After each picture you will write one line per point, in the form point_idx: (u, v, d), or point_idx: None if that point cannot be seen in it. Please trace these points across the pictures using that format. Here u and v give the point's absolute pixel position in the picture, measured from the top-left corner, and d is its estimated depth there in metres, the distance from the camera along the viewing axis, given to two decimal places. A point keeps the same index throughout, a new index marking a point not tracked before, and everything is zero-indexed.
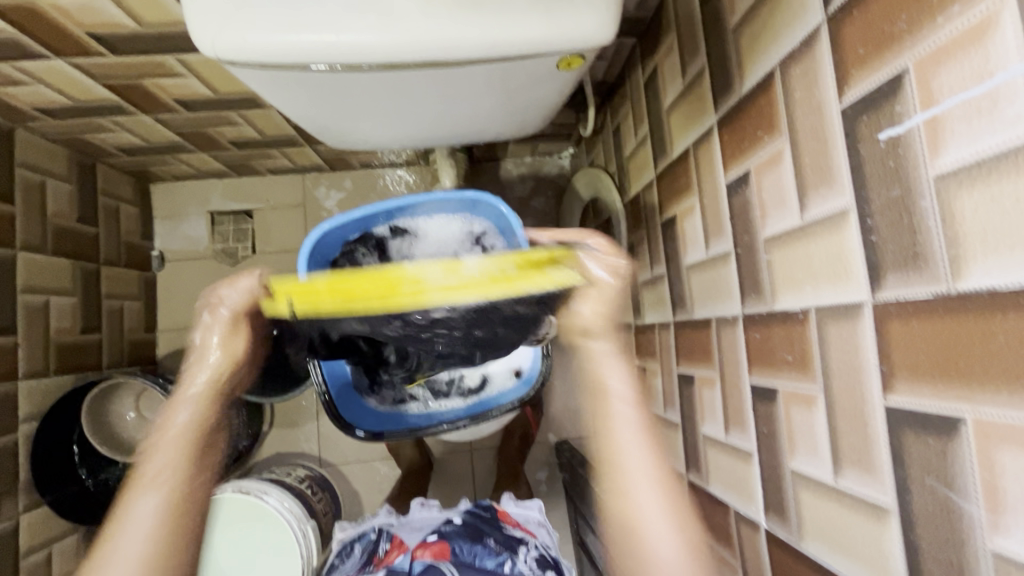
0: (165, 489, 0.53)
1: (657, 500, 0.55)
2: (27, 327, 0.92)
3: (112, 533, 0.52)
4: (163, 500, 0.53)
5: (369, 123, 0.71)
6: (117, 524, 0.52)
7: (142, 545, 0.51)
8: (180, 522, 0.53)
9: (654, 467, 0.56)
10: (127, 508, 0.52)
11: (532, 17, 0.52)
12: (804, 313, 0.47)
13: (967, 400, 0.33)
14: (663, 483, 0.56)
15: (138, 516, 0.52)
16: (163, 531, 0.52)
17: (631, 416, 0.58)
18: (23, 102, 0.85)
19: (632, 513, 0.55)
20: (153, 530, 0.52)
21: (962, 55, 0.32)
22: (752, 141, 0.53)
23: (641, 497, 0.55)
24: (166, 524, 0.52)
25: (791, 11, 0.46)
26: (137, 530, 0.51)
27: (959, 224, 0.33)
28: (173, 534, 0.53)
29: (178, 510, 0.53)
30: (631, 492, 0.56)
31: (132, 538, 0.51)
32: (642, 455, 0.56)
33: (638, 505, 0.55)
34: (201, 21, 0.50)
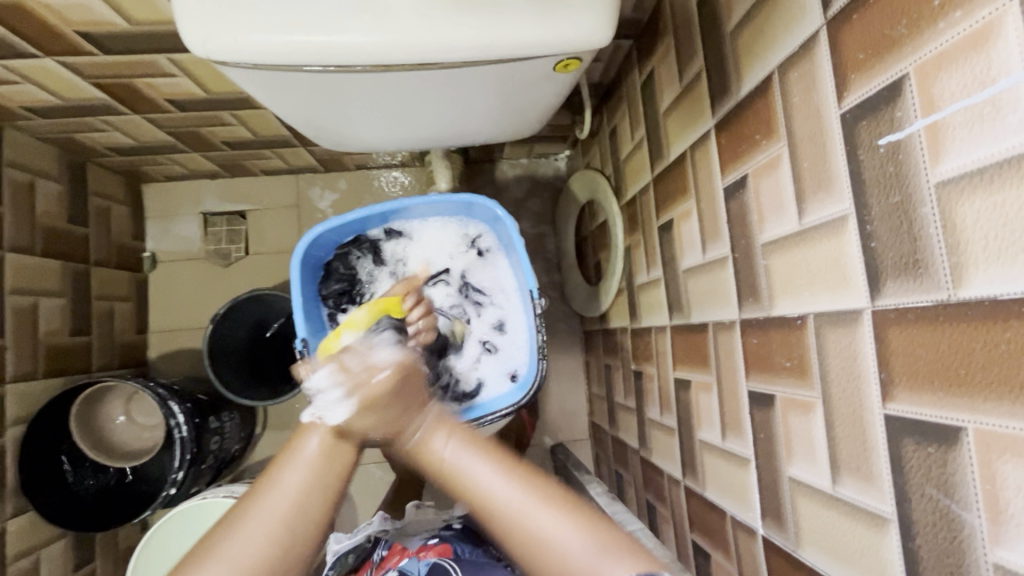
0: (332, 445, 0.50)
1: (550, 517, 0.46)
2: (15, 330, 0.91)
3: (270, 476, 0.48)
4: (327, 452, 0.49)
5: (364, 125, 0.70)
6: (282, 465, 0.48)
7: (293, 500, 0.47)
8: (333, 487, 0.49)
9: (505, 471, 0.49)
10: (295, 452, 0.49)
11: (528, 19, 0.52)
12: (803, 319, 0.46)
13: (969, 409, 0.32)
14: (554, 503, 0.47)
15: (303, 458, 0.48)
16: (320, 490, 0.48)
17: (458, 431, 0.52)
18: (11, 101, 0.84)
19: (507, 520, 0.47)
20: (308, 484, 0.47)
21: (963, 61, 0.31)
22: (749, 145, 0.52)
23: (515, 509, 0.47)
24: (322, 482, 0.48)
25: (789, 15, 0.46)
26: (299, 476, 0.47)
27: (961, 231, 0.32)
28: (322, 498, 0.48)
29: (338, 471, 0.49)
30: (497, 501, 0.48)
31: (290, 483, 0.47)
32: (496, 477, 0.49)
33: (528, 520, 0.46)
34: (192, 20, 0.49)
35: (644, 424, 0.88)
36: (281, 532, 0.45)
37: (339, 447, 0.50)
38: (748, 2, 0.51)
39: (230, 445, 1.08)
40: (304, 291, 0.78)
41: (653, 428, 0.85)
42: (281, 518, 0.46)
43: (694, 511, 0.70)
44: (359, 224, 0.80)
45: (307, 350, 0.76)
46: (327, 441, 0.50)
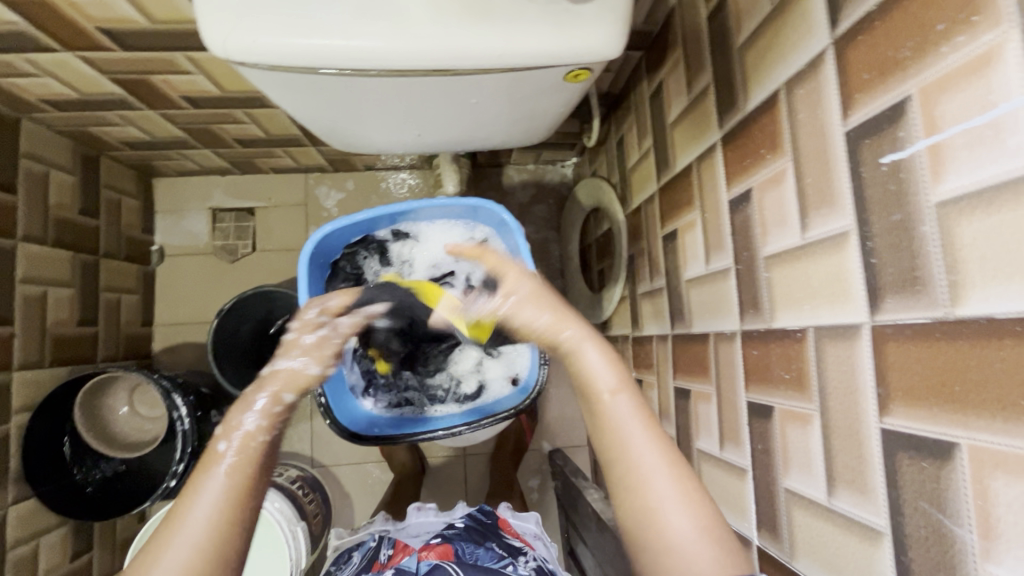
0: (240, 478, 0.45)
1: (689, 521, 0.44)
2: (24, 318, 0.92)
3: (180, 507, 0.44)
4: (233, 485, 0.45)
5: (375, 127, 0.71)
6: (194, 486, 0.45)
7: (204, 534, 0.42)
8: (243, 522, 0.44)
9: (666, 454, 0.47)
10: (198, 487, 0.45)
11: (542, 28, 0.53)
12: (803, 333, 0.47)
13: (963, 426, 0.33)
14: (693, 500, 0.45)
15: (210, 491, 0.44)
16: (230, 521, 0.43)
17: (622, 400, 0.50)
18: (30, 94, 0.85)
19: (649, 501, 0.45)
20: (218, 519, 0.43)
21: (965, 84, 0.32)
22: (755, 158, 0.53)
23: (658, 491, 0.45)
24: (232, 517, 0.44)
25: (797, 33, 0.47)
26: (208, 503, 0.43)
27: (959, 251, 0.33)
28: (233, 534, 0.43)
29: (248, 503, 0.45)
30: (647, 484, 0.46)
31: (201, 511, 0.43)
32: (650, 443, 0.48)
33: (667, 512, 0.44)
34: (212, 21, 0.50)
35: None
36: (196, 568, 0.41)
37: (246, 472, 0.46)
38: (757, 20, 0.52)
39: None
40: (311, 290, 0.78)
41: None
42: (195, 552, 0.41)
43: None
44: (368, 224, 0.81)
45: None
46: (233, 471, 0.45)
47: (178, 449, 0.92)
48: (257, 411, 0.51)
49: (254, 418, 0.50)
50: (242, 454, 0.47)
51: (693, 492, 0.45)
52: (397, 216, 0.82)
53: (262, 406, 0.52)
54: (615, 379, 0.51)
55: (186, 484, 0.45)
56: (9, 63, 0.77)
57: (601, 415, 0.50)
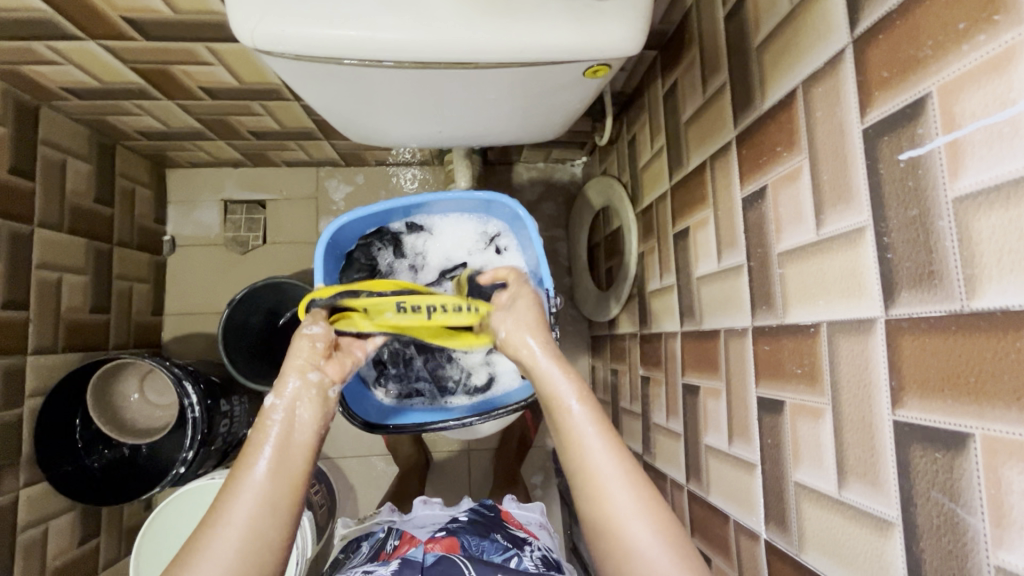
0: (275, 468, 0.48)
1: (646, 527, 0.47)
2: (39, 303, 0.93)
3: (223, 502, 0.46)
4: (271, 476, 0.48)
5: (392, 119, 0.72)
6: (232, 486, 0.47)
7: (248, 526, 0.45)
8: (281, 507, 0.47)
9: (625, 467, 0.50)
10: (241, 481, 0.47)
11: (563, 24, 0.53)
12: (816, 327, 0.47)
13: (977, 416, 0.33)
14: (648, 507, 0.48)
15: (249, 486, 0.47)
16: (271, 513, 0.47)
17: (580, 409, 0.53)
18: (51, 82, 0.86)
19: (610, 512, 0.48)
20: (257, 512, 0.46)
21: (985, 82, 0.33)
22: (771, 156, 0.54)
23: (619, 507, 0.48)
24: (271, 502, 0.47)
25: (816, 32, 0.47)
26: (250, 497, 0.46)
27: (976, 244, 0.34)
28: (275, 515, 0.47)
29: (285, 491, 0.48)
30: (605, 496, 0.49)
31: (243, 511, 0.46)
32: (613, 460, 0.50)
33: (626, 521, 0.48)
34: (240, 10, 0.51)
35: (648, 429, 0.90)
36: (246, 552, 0.45)
37: (279, 464, 0.48)
38: (775, 19, 0.53)
39: (238, 430, 1.11)
40: (326, 280, 0.79)
41: (657, 433, 0.86)
42: (240, 543, 0.45)
43: (697, 515, 0.71)
44: (383, 216, 0.82)
45: None
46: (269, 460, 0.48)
47: (189, 435, 0.93)
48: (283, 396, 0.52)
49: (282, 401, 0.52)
50: (280, 445, 0.49)
51: (650, 503, 0.48)
52: (412, 209, 0.83)
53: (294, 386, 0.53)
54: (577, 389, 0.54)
55: (227, 478, 0.48)
56: (33, 50, 0.78)
57: (563, 420, 0.53)
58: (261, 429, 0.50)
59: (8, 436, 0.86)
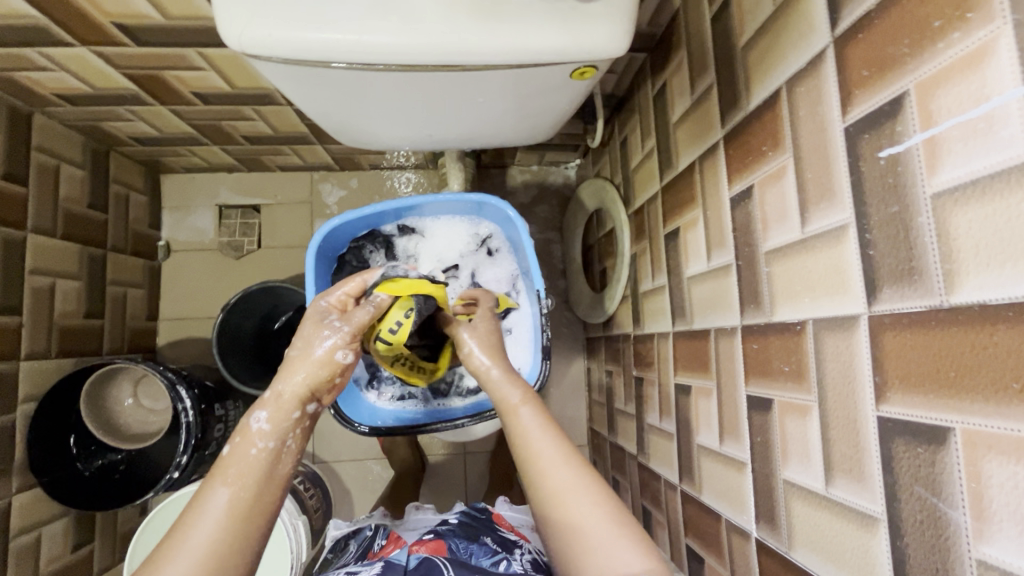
0: (243, 494, 0.47)
1: (587, 500, 0.49)
2: (32, 309, 0.93)
3: (185, 522, 0.45)
4: (237, 500, 0.47)
5: (383, 122, 0.73)
6: (195, 512, 0.46)
7: (205, 550, 0.43)
8: (247, 537, 0.46)
9: (561, 447, 0.52)
10: (202, 506, 0.46)
11: (549, 27, 0.54)
12: (802, 325, 0.48)
13: (957, 410, 0.34)
14: (586, 481, 0.50)
15: (212, 508, 0.46)
16: (234, 535, 0.45)
17: (528, 414, 0.56)
18: (44, 88, 0.87)
19: (552, 490, 0.50)
20: (222, 534, 0.44)
21: (960, 79, 0.33)
22: (757, 156, 0.54)
23: (558, 482, 0.50)
24: (238, 526, 0.46)
25: (798, 33, 0.48)
26: (214, 519, 0.45)
27: (954, 239, 0.34)
28: (243, 542, 0.45)
29: (252, 517, 0.47)
30: (549, 475, 0.50)
31: (205, 530, 0.44)
32: (552, 444, 0.53)
33: (567, 496, 0.49)
34: (228, 15, 0.51)
35: (642, 430, 0.90)
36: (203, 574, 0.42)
37: (251, 494, 0.47)
38: (760, 20, 0.54)
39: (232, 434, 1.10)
40: (317, 283, 0.79)
41: (651, 434, 0.86)
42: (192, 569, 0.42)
43: (690, 515, 0.71)
44: (374, 219, 0.82)
45: None
46: (237, 485, 0.47)
47: (182, 440, 0.93)
48: (264, 415, 0.52)
49: (264, 423, 0.52)
50: (253, 464, 0.49)
51: (590, 479, 0.50)
52: (403, 211, 0.83)
53: (277, 411, 0.53)
54: (522, 393, 0.59)
55: (184, 511, 0.46)
56: (25, 56, 0.78)
57: (512, 421, 0.57)
58: (238, 453, 0.49)
59: (1, 442, 0.86)
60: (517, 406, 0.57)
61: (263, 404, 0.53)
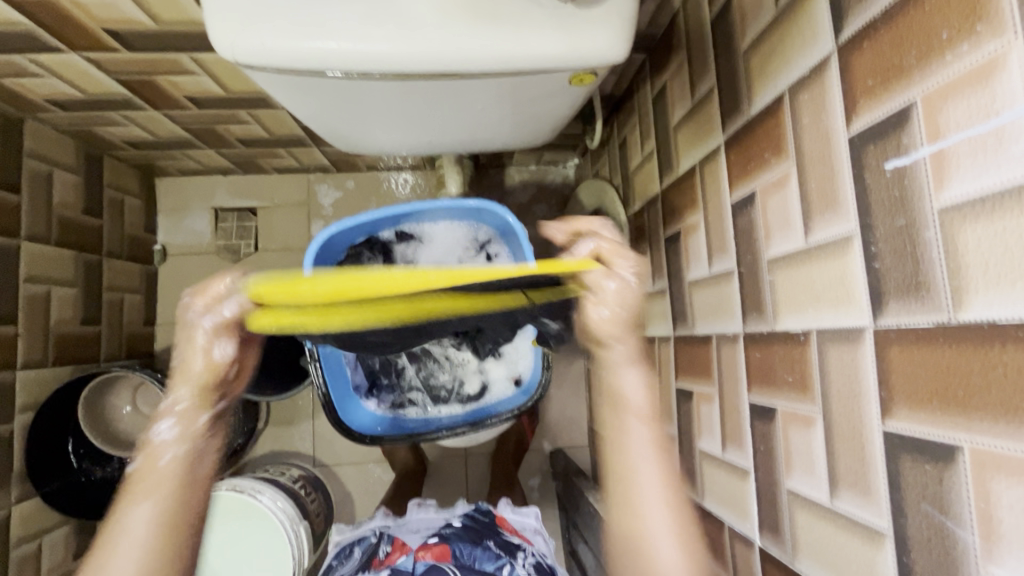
0: (163, 504, 0.50)
1: (673, 548, 0.50)
2: (27, 317, 0.92)
3: (100, 551, 0.48)
4: (158, 506, 0.50)
5: (380, 129, 0.72)
6: (113, 527, 0.49)
7: (134, 568, 0.48)
8: (173, 534, 0.50)
9: (668, 490, 0.52)
10: (120, 522, 0.49)
11: (548, 32, 0.53)
12: (805, 335, 0.47)
13: (965, 429, 0.33)
14: (680, 526, 0.50)
15: (130, 525, 0.49)
16: (162, 534, 0.50)
17: (642, 433, 0.53)
18: (35, 94, 0.85)
19: (638, 528, 0.51)
20: (149, 545, 0.49)
21: (969, 92, 0.32)
22: (759, 162, 0.54)
23: (653, 523, 0.50)
24: (165, 530, 0.50)
25: (801, 38, 0.47)
26: (133, 536, 0.49)
27: (962, 255, 0.33)
28: (170, 545, 0.50)
29: (178, 518, 0.51)
30: (642, 511, 0.51)
31: (126, 548, 0.48)
32: (659, 484, 0.52)
33: (655, 538, 0.50)
34: (219, 24, 0.50)
35: None
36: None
37: (164, 501, 0.50)
38: (762, 24, 0.53)
39: (235, 441, 1.07)
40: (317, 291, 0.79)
41: None
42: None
43: None
44: (372, 225, 0.82)
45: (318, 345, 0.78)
46: (152, 498, 0.50)
47: None
48: (170, 424, 0.53)
49: (169, 428, 0.53)
50: (162, 476, 0.51)
51: (686, 522, 0.51)
52: (401, 217, 0.82)
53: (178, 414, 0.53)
54: (647, 407, 0.54)
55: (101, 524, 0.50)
56: (14, 63, 0.77)
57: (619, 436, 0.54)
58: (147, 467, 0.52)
59: None
60: (635, 419, 0.53)
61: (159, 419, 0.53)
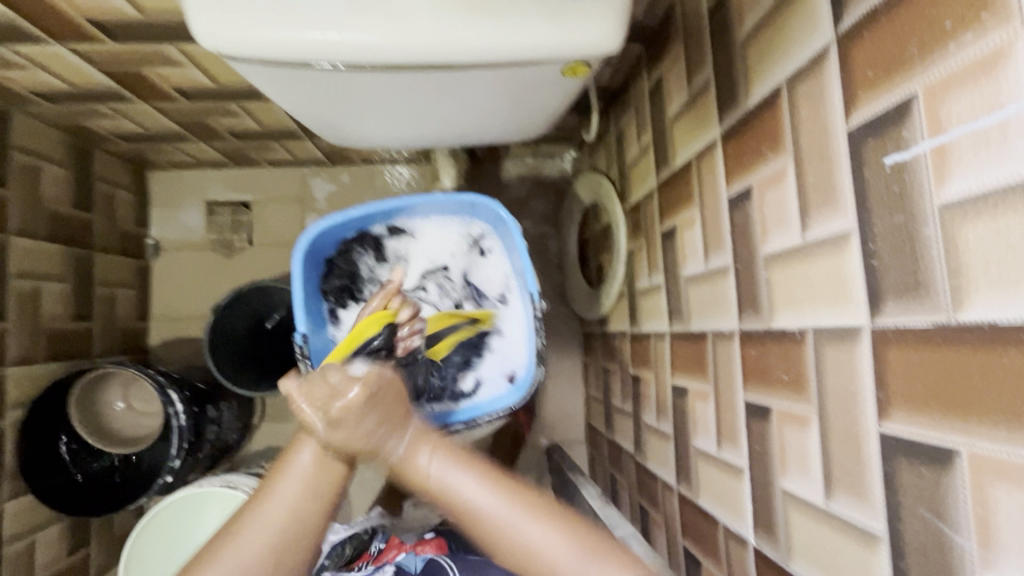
0: (324, 465, 0.50)
1: (541, 533, 0.49)
2: (17, 313, 0.91)
3: (271, 481, 0.50)
4: (316, 469, 0.50)
5: (370, 122, 0.70)
6: (279, 473, 0.50)
7: (277, 524, 0.48)
8: (322, 503, 0.50)
9: (495, 483, 0.51)
10: (288, 466, 0.50)
11: (539, 22, 0.52)
12: (802, 333, 0.46)
13: (964, 433, 0.32)
14: (542, 517, 0.50)
15: (294, 471, 0.50)
16: (310, 505, 0.49)
17: (428, 446, 0.52)
18: (21, 86, 0.84)
19: (492, 525, 0.50)
20: (299, 506, 0.49)
21: (972, 84, 0.31)
22: (756, 156, 0.52)
23: (505, 519, 0.49)
24: (315, 495, 0.49)
25: (800, 28, 0.46)
26: (286, 496, 0.49)
27: (963, 254, 0.32)
28: (316, 508, 0.49)
29: (329, 490, 0.50)
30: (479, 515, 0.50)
31: (283, 500, 0.49)
32: (486, 487, 0.50)
33: (518, 530, 0.49)
34: (200, 13, 0.49)
35: (639, 428, 0.89)
36: (279, 535, 0.48)
37: (327, 468, 0.50)
38: (760, 13, 0.51)
39: (228, 437, 1.09)
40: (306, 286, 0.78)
41: (648, 434, 0.85)
42: (280, 523, 0.48)
43: (687, 518, 0.70)
44: (363, 221, 0.80)
45: (307, 343, 0.76)
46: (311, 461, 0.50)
47: (175, 444, 0.91)
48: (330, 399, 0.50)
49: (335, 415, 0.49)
50: (324, 463, 0.50)
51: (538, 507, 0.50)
52: (393, 212, 0.81)
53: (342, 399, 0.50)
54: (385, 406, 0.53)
55: (271, 468, 0.51)
56: None
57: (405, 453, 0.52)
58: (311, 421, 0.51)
59: None
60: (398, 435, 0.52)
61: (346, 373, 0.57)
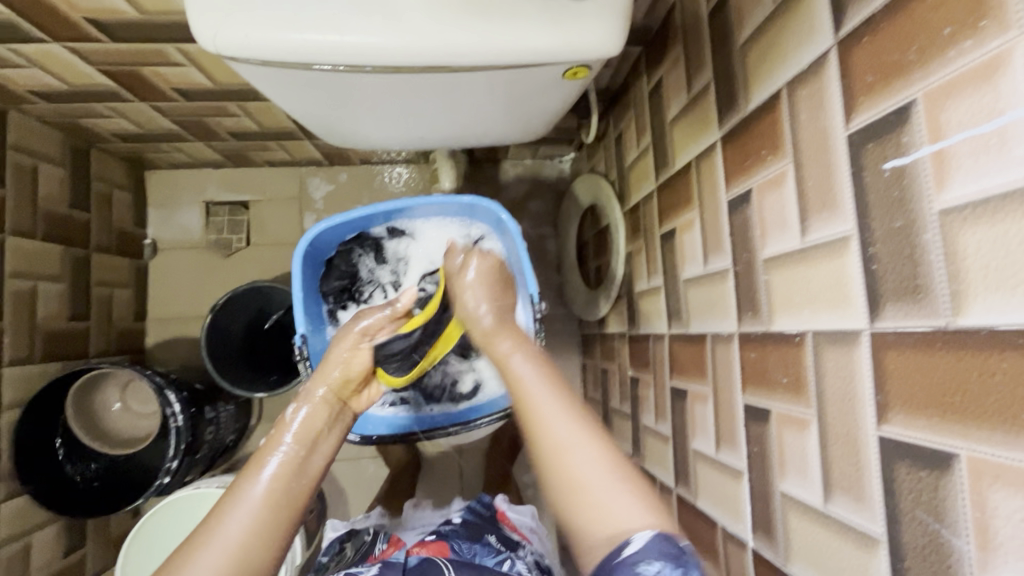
0: (277, 484, 0.50)
1: (593, 460, 0.47)
2: (15, 313, 0.91)
3: (218, 515, 0.48)
4: (277, 481, 0.50)
5: (370, 123, 0.70)
6: (225, 507, 0.48)
7: (236, 543, 0.46)
8: (283, 517, 0.49)
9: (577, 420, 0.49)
10: (240, 493, 0.49)
11: (540, 25, 0.52)
12: (801, 336, 0.46)
13: (963, 437, 0.32)
14: (590, 438, 0.48)
15: (248, 497, 0.48)
16: (270, 520, 0.48)
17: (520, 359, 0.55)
18: (18, 85, 0.84)
19: (557, 444, 0.48)
20: (260, 517, 0.47)
21: (971, 90, 0.31)
22: (756, 159, 0.52)
23: (579, 455, 0.47)
24: (274, 508, 0.49)
25: (800, 33, 0.46)
26: (243, 515, 0.47)
27: (962, 259, 0.32)
28: (275, 522, 0.48)
29: (289, 503, 0.50)
30: (567, 451, 0.47)
31: (236, 521, 0.47)
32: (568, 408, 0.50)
33: (570, 450, 0.47)
34: (201, 14, 0.49)
35: (638, 430, 0.89)
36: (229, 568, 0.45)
37: (283, 482, 0.50)
38: (760, 18, 0.51)
39: (226, 436, 1.08)
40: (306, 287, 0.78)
41: (647, 435, 0.85)
42: (225, 557, 0.45)
43: (685, 519, 0.70)
44: (362, 222, 0.80)
45: (307, 345, 0.76)
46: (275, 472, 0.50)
47: (172, 445, 0.91)
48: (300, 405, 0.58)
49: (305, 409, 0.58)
50: (281, 468, 0.51)
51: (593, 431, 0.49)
52: (392, 214, 0.81)
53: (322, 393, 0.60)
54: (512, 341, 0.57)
55: (220, 498, 0.50)
56: None
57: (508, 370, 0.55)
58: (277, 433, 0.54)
59: None
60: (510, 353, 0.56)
61: (308, 393, 0.59)
